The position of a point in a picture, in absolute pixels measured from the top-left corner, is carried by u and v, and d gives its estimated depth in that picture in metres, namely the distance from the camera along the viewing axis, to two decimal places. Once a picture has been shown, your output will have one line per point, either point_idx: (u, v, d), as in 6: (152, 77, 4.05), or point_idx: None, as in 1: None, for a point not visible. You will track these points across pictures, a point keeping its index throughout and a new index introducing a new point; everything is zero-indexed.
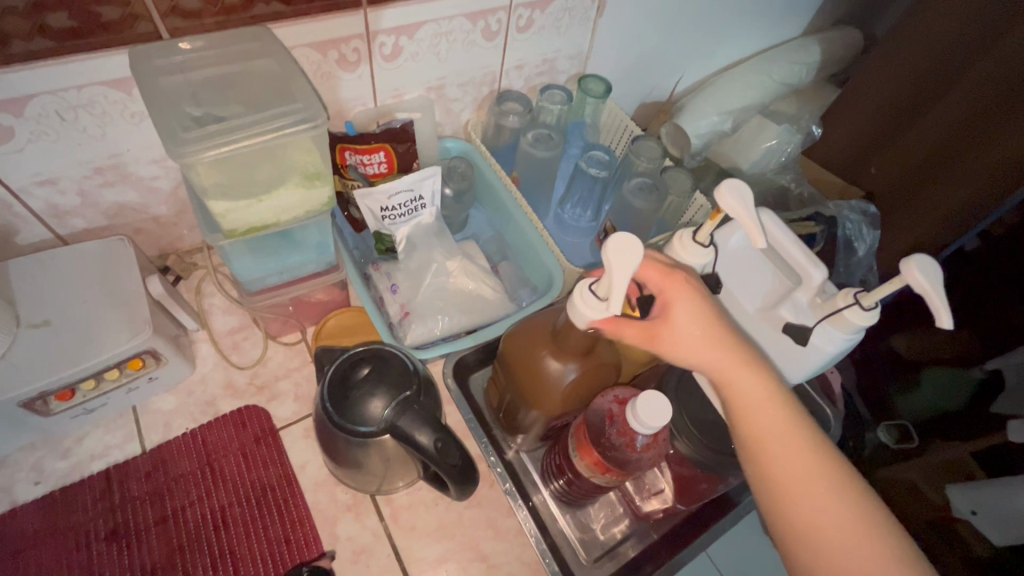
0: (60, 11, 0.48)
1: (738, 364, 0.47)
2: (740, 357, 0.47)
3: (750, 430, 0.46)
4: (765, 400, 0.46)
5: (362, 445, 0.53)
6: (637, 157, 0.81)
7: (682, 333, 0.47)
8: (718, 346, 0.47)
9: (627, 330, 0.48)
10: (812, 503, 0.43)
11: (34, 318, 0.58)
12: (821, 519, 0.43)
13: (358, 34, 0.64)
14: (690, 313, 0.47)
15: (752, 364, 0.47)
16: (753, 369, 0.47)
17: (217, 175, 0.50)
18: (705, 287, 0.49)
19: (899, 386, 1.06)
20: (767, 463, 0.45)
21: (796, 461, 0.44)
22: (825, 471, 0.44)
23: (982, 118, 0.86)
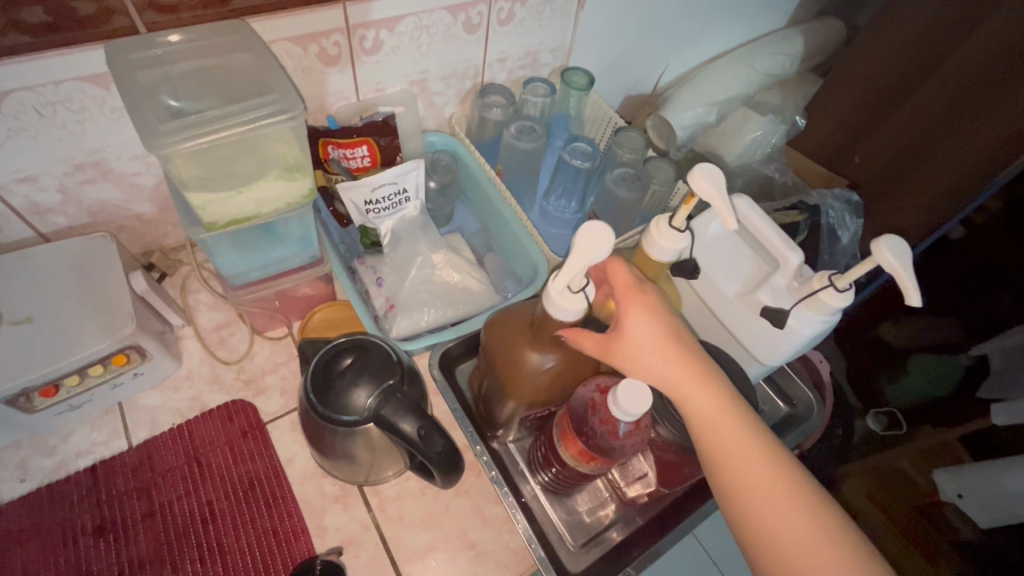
0: (33, 6, 0.48)
1: (689, 376, 0.47)
2: (692, 368, 0.48)
3: (708, 443, 0.46)
4: (718, 412, 0.47)
5: (348, 434, 0.54)
6: (620, 148, 0.81)
7: (638, 345, 0.48)
8: (673, 363, 0.48)
9: (588, 342, 0.49)
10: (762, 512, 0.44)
11: (16, 316, 0.58)
12: (779, 527, 0.43)
13: (337, 28, 0.65)
14: (643, 326, 0.48)
15: (704, 377, 0.48)
16: (704, 382, 0.48)
17: (197, 168, 0.50)
18: (659, 298, 0.50)
19: (888, 373, 1.10)
20: (724, 477, 0.45)
21: (753, 473, 0.45)
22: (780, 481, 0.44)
23: (963, 103, 0.86)
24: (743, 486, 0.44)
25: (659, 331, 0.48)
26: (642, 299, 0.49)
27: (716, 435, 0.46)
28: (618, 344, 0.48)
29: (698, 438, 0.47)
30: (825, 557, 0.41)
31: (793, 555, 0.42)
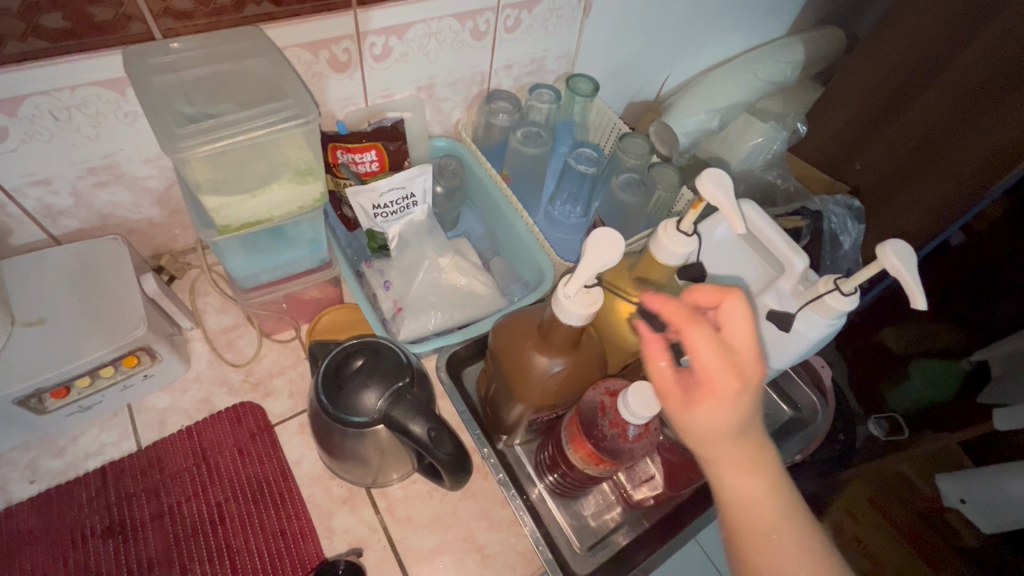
0: (53, 12, 0.49)
1: (742, 463, 0.40)
2: (749, 455, 0.40)
3: (744, 534, 0.40)
4: (759, 503, 0.40)
5: (358, 435, 0.54)
6: (625, 153, 0.82)
7: (695, 415, 0.40)
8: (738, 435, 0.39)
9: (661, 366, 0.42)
10: None
11: (29, 317, 0.59)
12: None
13: (348, 34, 0.66)
14: (711, 404, 0.39)
15: (756, 463, 0.40)
16: (754, 469, 0.40)
17: (213, 172, 0.50)
18: (752, 376, 0.40)
19: (890, 379, 1.09)
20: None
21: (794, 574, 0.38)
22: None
23: (961, 111, 0.88)
24: None
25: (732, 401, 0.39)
26: (717, 368, 0.40)
27: (764, 523, 0.39)
28: (677, 406, 0.41)
29: (734, 525, 0.40)
30: None
31: None
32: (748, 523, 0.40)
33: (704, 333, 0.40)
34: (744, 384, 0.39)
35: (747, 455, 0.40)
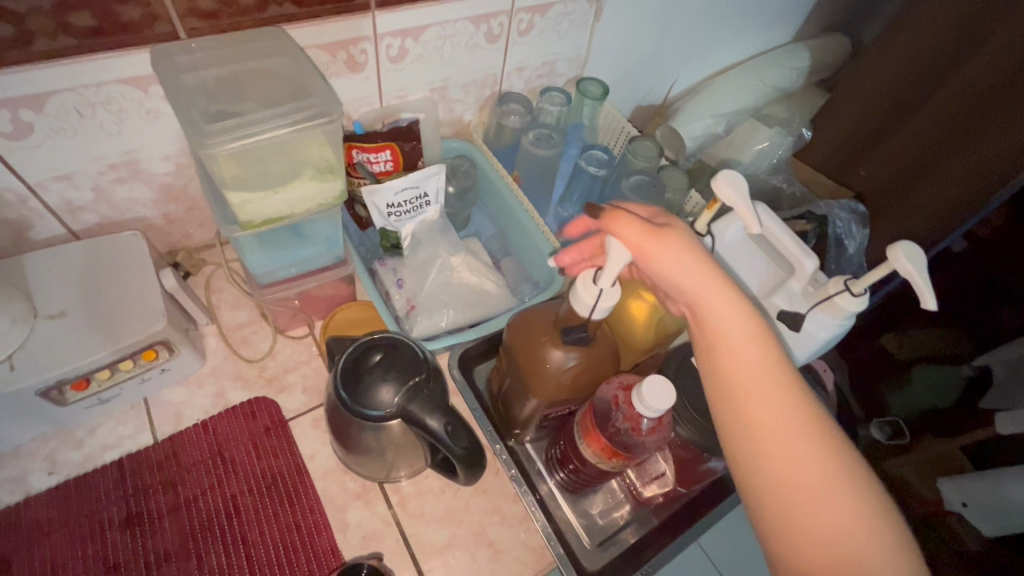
0: (82, 11, 0.50)
1: (714, 301, 0.44)
2: (721, 293, 0.44)
3: (727, 379, 0.43)
4: (746, 341, 0.43)
5: (374, 428, 0.55)
6: (635, 156, 0.83)
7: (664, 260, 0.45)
8: (748, 329, 0.43)
9: (625, 231, 0.46)
10: (777, 456, 0.41)
11: (51, 310, 0.60)
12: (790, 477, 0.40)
13: (365, 36, 0.67)
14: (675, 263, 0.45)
15: (733, 303, 0.44)
16: (733, 307, 0.44)
17: (237, 169, 0.52)
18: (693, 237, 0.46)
19: (890, 384, 1.08)
20: (738, 414, 0.42)
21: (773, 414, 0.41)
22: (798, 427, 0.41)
23: (964, 119, 0.89)
24: (761, 423, 0.41)
25: (732, 299, 0.44)
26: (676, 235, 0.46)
27: (740, 369, 0.43)
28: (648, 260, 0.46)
29: (717, 366, 0.44)
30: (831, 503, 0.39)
31: (796, 496, 0.40)
32: (727, 373, 0.43)
33: (683, 245, 0.45)
34: (732, 287, 0.45)
35: (755, 346, 0.43)
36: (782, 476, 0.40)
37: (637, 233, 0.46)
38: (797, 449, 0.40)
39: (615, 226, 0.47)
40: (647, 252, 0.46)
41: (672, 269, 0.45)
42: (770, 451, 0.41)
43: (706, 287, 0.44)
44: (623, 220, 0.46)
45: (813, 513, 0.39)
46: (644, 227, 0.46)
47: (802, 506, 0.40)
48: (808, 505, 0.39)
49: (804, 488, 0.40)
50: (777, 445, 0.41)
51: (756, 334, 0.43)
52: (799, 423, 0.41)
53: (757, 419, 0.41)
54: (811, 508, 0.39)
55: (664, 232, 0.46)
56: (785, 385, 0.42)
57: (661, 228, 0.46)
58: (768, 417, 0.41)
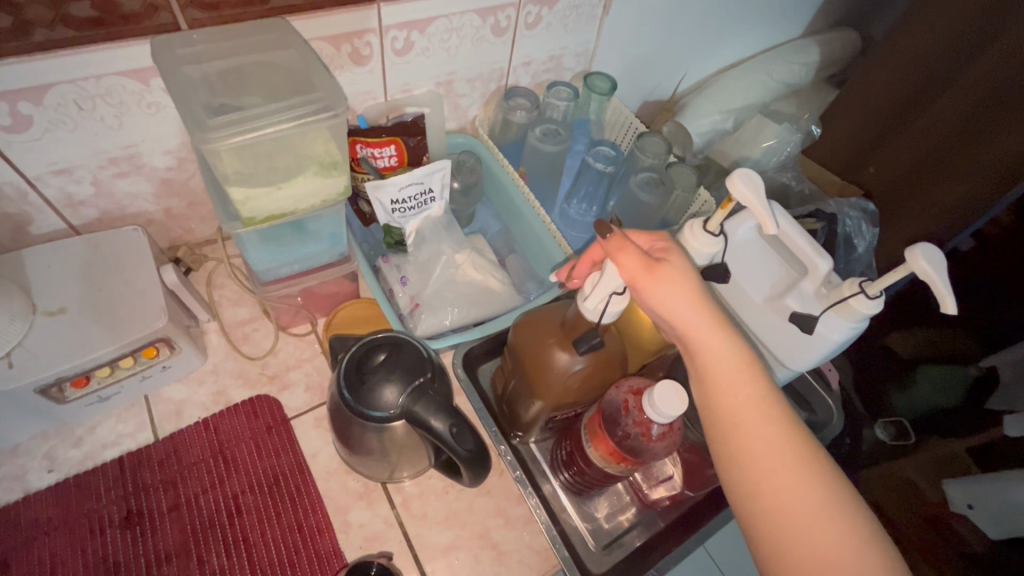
0: (81, 1, 0.49)
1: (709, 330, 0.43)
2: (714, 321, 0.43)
3: (719, 408, 0.42)
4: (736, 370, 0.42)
5: (377, 429, 0.54)
6: (643, 152, 0.82)
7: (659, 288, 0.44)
8: (737, 360, 0.43)
9: (626, 260, 0.45)
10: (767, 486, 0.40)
11: (50, 306, 0.59)
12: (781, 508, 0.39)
13: (370, 28, 0.65)
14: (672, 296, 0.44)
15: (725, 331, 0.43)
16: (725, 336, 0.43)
17: (239, 163, 0.50)
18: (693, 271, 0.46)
19: (896, 385, 1.07)
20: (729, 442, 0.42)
21: (764, 444, 0.41)
22: (790, 459, 0.40)
23: (979, 115, 0.87)
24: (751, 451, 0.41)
25: (721, 328, 0.43)
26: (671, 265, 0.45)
27: (730, 398, 0.42)
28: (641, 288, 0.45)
29: (710, 395, 0.43)
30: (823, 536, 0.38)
31: (787, 529, 0.39)
32: (719, 401, 0.42)
33: (679, 279, 0.44)
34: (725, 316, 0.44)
35: (744, 376, 0.42)
36: (772, 507, 0.39)
37: (635, 266, 0.45)
38: (786, 480, 0.39)
39: (615, 257, 0.46)
40: (640, 285, 0.45)
41: (670, 305, 0.43)
42: (760, 482, 0.40)
43: (698, 318, 0.43)
44: (625, 252, 0.46)
45: (806, 547, 0.38)
46: (641, 260, 0.45)
47: (792, 538, 0.38)
48: (799, 538, 0.38)
49: (793, 521, 0.39)
50: (764, 475, 0.40)
51: (746, 365, 0.43)
52: (787, 454, 0.40)
53: (746, 448, 0.41)
54: (798, 543, 0.38)
55: (661, 268, 0.44)
56: (774, 416, 0.41)
57: (655, 262, 0.45)
58: (758, 447, 0.41)
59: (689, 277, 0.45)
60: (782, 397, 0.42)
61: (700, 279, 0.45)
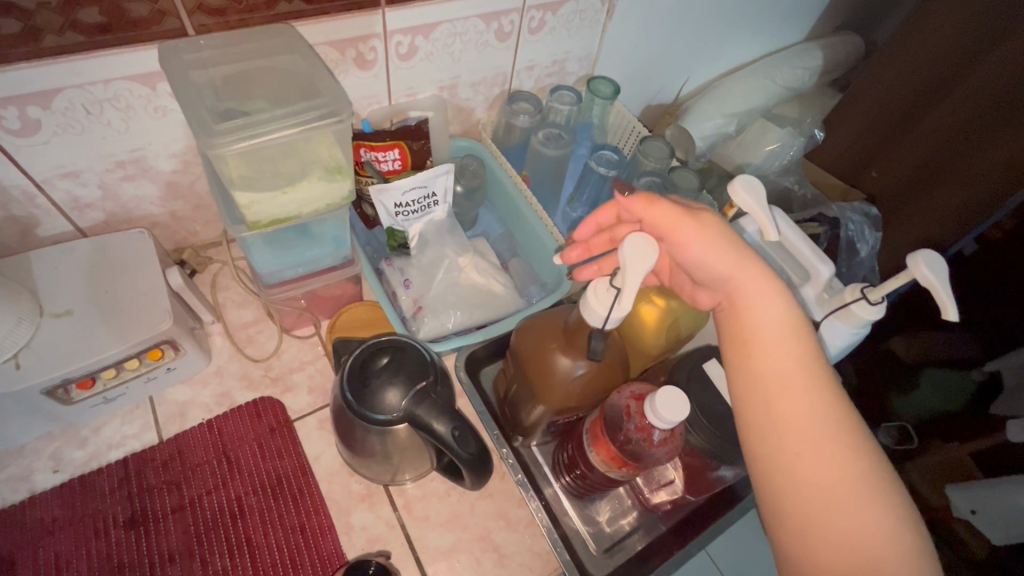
0: (90, 7, 0.49)
1: (756, 290, 0.44)
2: (763, 283, 0.44)
3: (761, 370, 0.42)
4: (783, 334, 0.43)
5: (381, 432, 0.55)
6: (645, 156, 0.82)
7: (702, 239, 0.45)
8: (786, 321, 0.43)
9: (663, 212, 0.46)
10: (803, 447, 0.40)
11: (57, 308, 0.59)
12: (815, 474, 0.40)
13: (375, 33, 0.66)
14: (705, 249, 0.44)
15: (773, 295, 0.44)
16: (772, 300, 0.44)
17: (245, 167, 0.51)
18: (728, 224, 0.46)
19: (898, 388, 1.06)
20: (769, 405, 0.41)
21: (807, 409, 0.41)
22: (829, 426, 0.40)
23: (982, 121, 0.87)
24: (791, 415, 0.41)
25: (773, 289, 0.44)
26: (711, 222, 0.46)
27: (774, 361, 0.42)
28: (684, 234, 0.45)
29: (751, 356, 0.43)
30: (852, 504, 0.38)
31: (816, 492, 0.39)
32: (763, 361, 0.43)
33: (719, 234, 0.45)
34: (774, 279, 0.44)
35: (793, 339, 0.42)
36: (805, 470, 0.40)
37: (673, 216, 0.45)
38: (826, 445, 0.40)
39: (648, 211, 0.46)
40: (681, 234, 0.45)
41: (710, 255, 0.44)
42: (797, 444, 0.40)
43: (750, 274, 0.44)
44: (655, 206, 0.47)
45: (836, 509, 0.39)
46: (676, 208, 0.46)
47: (823, 504, 0.39)
48: (830, 502, 0.39)
49: (826, 488, 0.39)
50: (803, 438, 0.40)
51: (793, 329, 0.43)
52: (828, 423, 0.40)
53: (786, 412, 0.41)
54: (830, 508, 0.39)
55: (701, 216, 0.45)
56: (818, 384, 0.41)
57: (698, 213, 0.46)
58: (800, 411, 0.41)
59: (734, 234, 0.46)
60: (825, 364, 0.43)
61: (735, 237, 0.45)
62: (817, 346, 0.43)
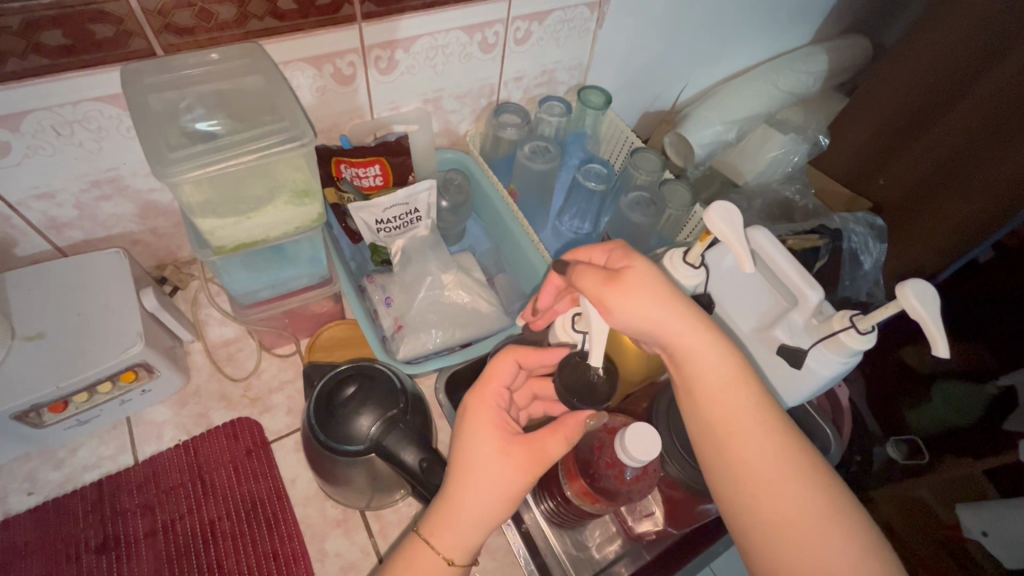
0: (53, 30, 0.48)
1: (696, 339, 0.44)
2: (700, 332, 0.44)
3: (710, 418, 0.43)
4: (725, 377, 0.43)
5: (350, 463, 0.54)
6: (637, 170, 0.79)
7: (625, 299, 0.44)
8: (726, 368, 0.44)
9: (588, 276, 0.47)
10: (763, 488, 0.40)
11: (30, 331, 0.59)
12: (783, 514, 0.40)
13: (353, 48, 0.64)
14: (626, 304, 0.44)
15: (711, 340, 0.44)
16: (710, 346, 0.44)
17: (205, 194, 0.50)
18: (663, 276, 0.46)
19: (907, 400, 0.97)
20: (720, 451, 0.42)
21: (761, 448, 0.41)
22: (786, 464, 0.41)
23: (990, 131, 0.82)
24: (745, 456, 0.41)
25: (705, 333, 0.44)
26: (638, 278, 0.45)
27: (722, 407, 0.43)
28: (609, 295, 0.45)
29: (698, 405, 0.44)
30: (826, 542, 0.38)
31: (788, 533, 0.39)
32: (710, 409, 0.43)
33: (643, 285, 0.45)
34: (708, 322, 0.45)
35: (734, 384, 0.43)
36: (770, 516, 0.40)
37: (596, 282, 0.46)
38: (784, 487, 0.40)
39: (579, 279, 0.47)
40: (605, 300, 0.45)
41: (639, 311, 0.44)
42: (757, 490, 0.40)
43: (681, 329, 0.44)
44: (585, 273, 0.47)
45: (812, 550, 0.38)
46: (600, 275, 0.46)
47: (795, 543, 0.39)
48: (804, 543, 0.38)
49: (794, 527, 0.39)
50: (764, 486, 0.40)
51: (733, 373, 0.44)
52: (785, 462, 0.41)
53: (742, 457, 0.41)
54: (807, 551, 0.38)
55: (622, 277, 0.45)
56: (764, 422, 0.42)
57: (619, 274, 0.46)
58: (755, 457, 0.41)
59: (662, 283, 0.45)
60: (769, 401, 0.44)
61: (665, 284, 0.45)
62: (757, 385, 0.44)
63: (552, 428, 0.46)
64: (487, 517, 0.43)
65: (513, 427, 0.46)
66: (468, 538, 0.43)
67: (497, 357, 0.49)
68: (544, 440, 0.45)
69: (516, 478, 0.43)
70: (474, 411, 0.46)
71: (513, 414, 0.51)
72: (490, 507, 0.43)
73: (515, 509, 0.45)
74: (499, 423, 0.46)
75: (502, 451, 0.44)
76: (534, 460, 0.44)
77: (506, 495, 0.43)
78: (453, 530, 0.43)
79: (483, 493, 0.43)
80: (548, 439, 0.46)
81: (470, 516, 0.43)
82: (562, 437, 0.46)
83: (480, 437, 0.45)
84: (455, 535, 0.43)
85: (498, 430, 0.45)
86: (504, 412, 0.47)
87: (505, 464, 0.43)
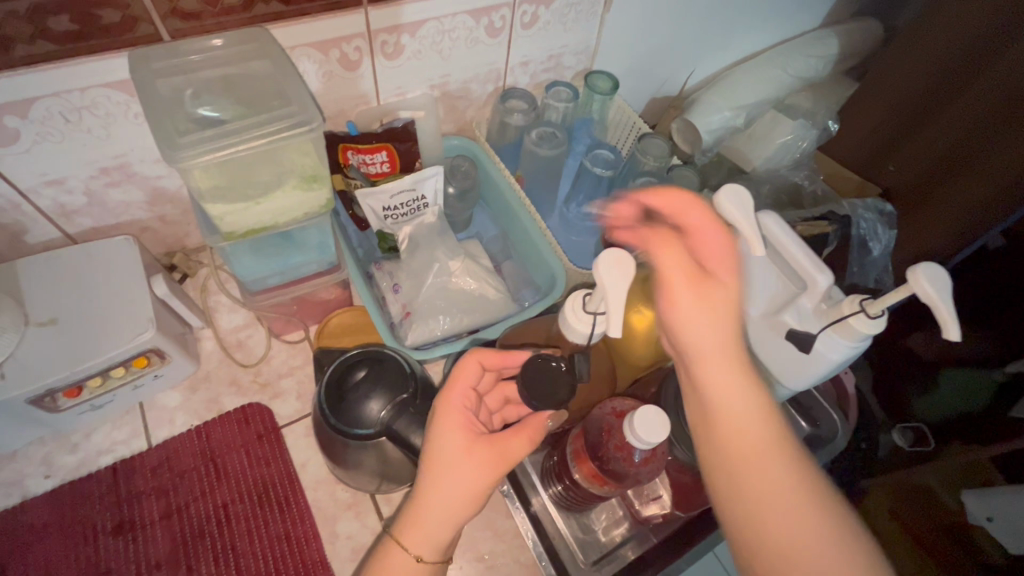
0: (59, 15, 0.48)
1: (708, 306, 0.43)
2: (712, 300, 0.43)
3: (709, 389, 0.43)
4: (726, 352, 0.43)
5: (361, 446, 0.55)
6: (644, 155, 0.78)
7: (666, 255, 0.44)
8: (727, 341, 0.43)
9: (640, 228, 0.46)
10: (749, 464, 0.40)
11: (42, 317, 0.60)
12: (765, 492, 0.39)
13: (359, 33, 0.64)
14: (671, 260, 0.44)
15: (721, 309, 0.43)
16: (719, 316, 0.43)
17: (214, 178, 0.50)
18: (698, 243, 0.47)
19: (918, 385, 0.94)
20: (715, 422, 0.42)
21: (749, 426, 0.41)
22: (772, 446, 0.40)
23: (1003, 113, 0.81)
24: (737, 432, 0.41)
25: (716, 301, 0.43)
26: (675, 238, 0.45)
27: (722, 379, 0.42)
28: (661, 245, 0.45)
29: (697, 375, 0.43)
30: (800, 524, 0.38)
31: (765, 511, 0.39)
32: (709, 381, 0.43)
33: (678, 245, 0.44)
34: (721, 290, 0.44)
35: (734, 359, 0.42)
36: (751, 492, 0.39)
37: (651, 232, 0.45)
38: (768, 467, 0.39)
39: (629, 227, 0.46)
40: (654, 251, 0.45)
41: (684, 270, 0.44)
42: (744, 465, 0.40)
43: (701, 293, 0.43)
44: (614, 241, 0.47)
45: (785, 531, 0.38)
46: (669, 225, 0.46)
47: (771, 522, 0.38)
48: (780, 522, 0.38)
49: (772, 507, 0.39)
50: (749, 461, 0.40)
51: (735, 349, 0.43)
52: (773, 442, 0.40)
53: (736, 431, 0.41)
54: (782, 531, 0.38)
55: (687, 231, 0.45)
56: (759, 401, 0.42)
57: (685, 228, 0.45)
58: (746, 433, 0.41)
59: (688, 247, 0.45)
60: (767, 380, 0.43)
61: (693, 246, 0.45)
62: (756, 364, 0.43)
63: (516, 428, 0.47)
64: (455, 515, 0.44)
65: (479, 426, 0.46)
66: (437, 535, 0.44)
67: (460, 361, 0.50)
68: (507, 440, 0.46)
69: (481, 477, 0.44)
70: (439, 413, 0.47)
71: (484, 417, 0.51)
72: (456, 506, 0.44)
73: (482, 507, 0.45)
74: (466, 422, 0.46)
75: (467, 449, 0.44)
76: (500, 459, 0.45)
77: (472, 493, 0.44)
78: (421, 527, 0.44)
79: (451, 492, 0.43)
80: (512, 439, 0.46)
81: (437, 513, 0.43)
82: (526, 437, 0.47)
83: (445, 437, 0.45)
84: (425, 532, 0.44)
85: (465, 429, 0.45)
86: (472, 414, 0.47)
87: (468, 462, 0.44)
